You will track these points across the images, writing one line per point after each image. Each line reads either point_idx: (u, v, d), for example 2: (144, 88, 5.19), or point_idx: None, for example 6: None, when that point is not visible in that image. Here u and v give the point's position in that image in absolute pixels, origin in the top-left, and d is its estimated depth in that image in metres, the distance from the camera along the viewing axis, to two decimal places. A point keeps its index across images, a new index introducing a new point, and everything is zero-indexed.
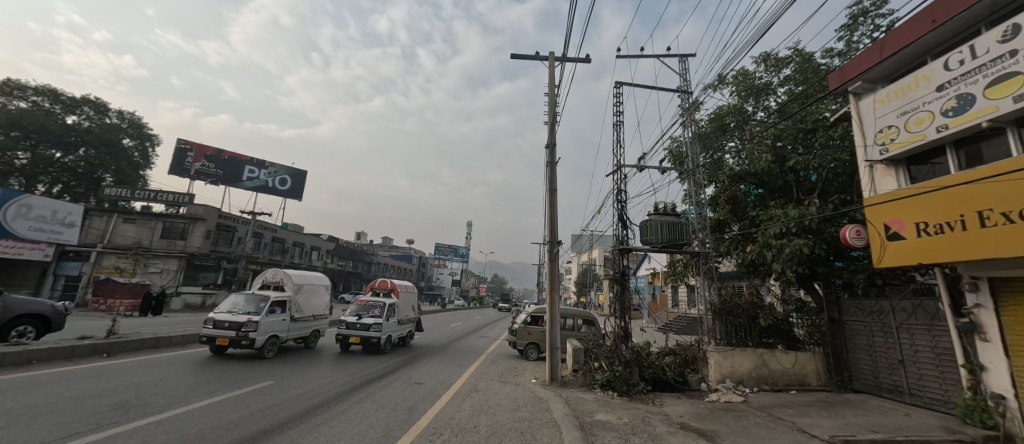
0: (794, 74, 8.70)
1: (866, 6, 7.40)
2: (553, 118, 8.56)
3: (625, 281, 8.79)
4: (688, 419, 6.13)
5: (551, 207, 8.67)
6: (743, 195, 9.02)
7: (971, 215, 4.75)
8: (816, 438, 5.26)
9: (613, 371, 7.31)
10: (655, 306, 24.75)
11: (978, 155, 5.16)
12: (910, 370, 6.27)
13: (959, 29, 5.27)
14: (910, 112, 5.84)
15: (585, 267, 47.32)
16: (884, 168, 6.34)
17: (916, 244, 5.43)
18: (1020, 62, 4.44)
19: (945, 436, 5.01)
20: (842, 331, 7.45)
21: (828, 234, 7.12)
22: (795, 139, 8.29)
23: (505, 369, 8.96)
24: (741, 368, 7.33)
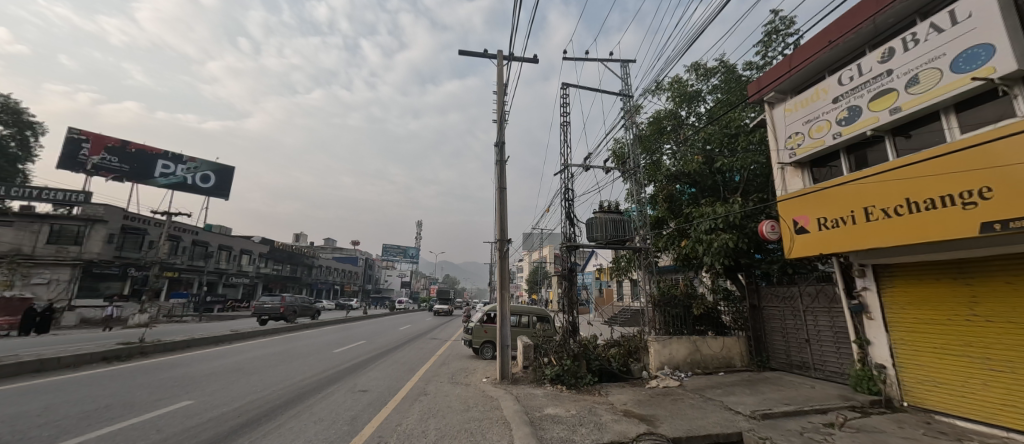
0: (721, 83, 9.52)
1: (777, 26, 8.29)
2: (502, 117, 8.58)
3: (573, 277, 9.04)
4: (632, 406, 6.46)
5: (501, 206, 8.69)
6: (678, 194, 9.72)
7: (860, 211, 5.51)
8: (740, 414, 5.80)
9: (562, 365, 7.50)
10: (602, 300, 25.92)
11: (864, 159, 5.99)
12: (814, 348, 7.13)
13: (848, 50, 6.09)
14: (813, 120, 6.63)
15: (537, 264, 48.29)
16: (792, 171, 7.15)
17: (818, 237, 6.18)
18: (895, 80, 5.28)
19: (842, 403, 5.76)
20: (761, 316, 8.28)
21: (749, 229, 7.91)
22: (722, 143, 9.09)
23: (456, 370, 8.83)
24: (677, 354, 7.88)
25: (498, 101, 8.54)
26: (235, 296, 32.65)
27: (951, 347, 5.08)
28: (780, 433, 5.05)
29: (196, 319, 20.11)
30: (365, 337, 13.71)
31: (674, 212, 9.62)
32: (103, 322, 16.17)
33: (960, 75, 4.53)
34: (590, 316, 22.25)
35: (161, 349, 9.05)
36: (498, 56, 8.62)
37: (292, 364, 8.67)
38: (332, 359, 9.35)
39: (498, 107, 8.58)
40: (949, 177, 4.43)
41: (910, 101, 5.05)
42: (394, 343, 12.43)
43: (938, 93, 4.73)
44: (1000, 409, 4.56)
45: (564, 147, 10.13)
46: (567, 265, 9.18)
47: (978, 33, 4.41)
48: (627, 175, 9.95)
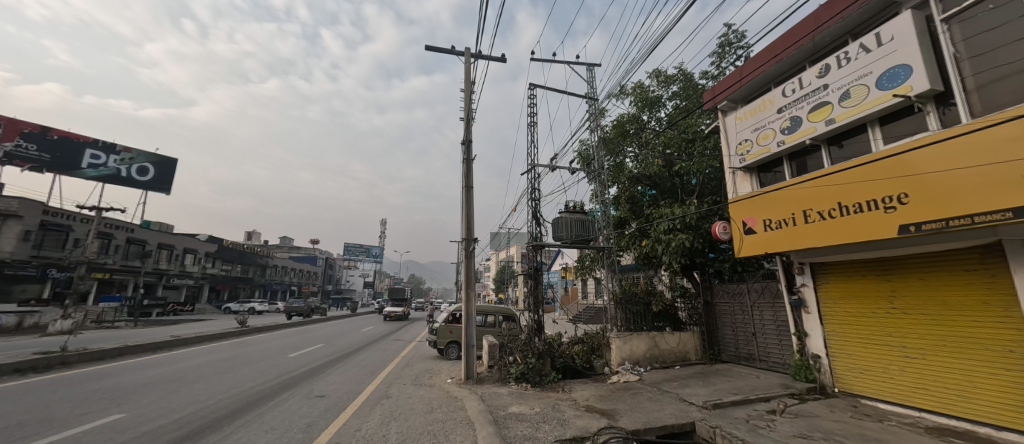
0: (680, 90, 9.98)
1: (730, 39, 8.80)
2: (469, 115, 8.51)
3: (539, 276, 9.16)
4: (594, 401, 6.63)
5: (467, 205, 8.62)
6: (640, 195, 10.08)
7: (799, 213, 5.97)
8: (693, 405, 6.12)
9: (527, 364, 7.57)
10: (567, 298, 26.50)
11: (803, 166, 6.50)
12: (760, 341, 7.65)
13: (791, 64, 6.59)
14: (760, 129, 7.11)
15: (504, 264, 48.40)
16: (742, 175, 7.62)
17: (763, 238, 6.64)
18: (830, 94, 5.78)
19: (783, 391, 6.23)
20: (714, 311, 8.78)
21: (704, 229, 8.35)
22: (680, 148, 9.53)
23: (419, 371, 8.66)
24: (637, 350, 8.18)
25: (465, 99, 8.46)
26: (178, 299, 30.17)
27: (875, 337, 5.62)
28: (730, 422, 5.37)
29: (130, 324, 18.30)
30: (323, 340, 13.11)
31: (636, 212, 10.00)
32: (16, 331, 14.32)
33: (884, 91, 5.03)
34: (556, 315, 22.58)
35: (86, 358, 8.15)
36: (466, 54, 8.54)
37: (241, 370, 8.13)
38: (287, 364, 8.88)
39: (466, 105, 8.51)
40: (876, 183, 4.89)
41: (842, 114, 5.55)
42: (355, 346, 11.99)
43: (866, 107, 5.23)
44: (913, 392, 5.14)
45: (531, 147, 10.22)
46: (533, 264, 9.27)
47: (897, 55, 4.92)
48: (592, 175, 10.19)
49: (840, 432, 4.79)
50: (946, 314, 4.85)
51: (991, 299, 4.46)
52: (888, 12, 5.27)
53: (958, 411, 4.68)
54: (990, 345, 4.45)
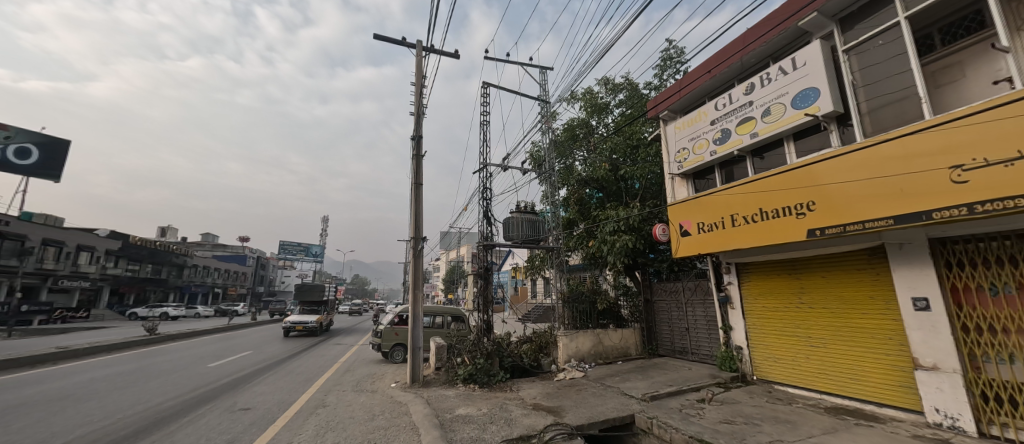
0: (626, 99, 10.51)
1: (671, 53, 9.42)
2: (420, 109, 8.26)
3: (489, 276, 9.13)
4: (541, 399, 6.72)
5: (416, 202, 8.35)
6: (588, 197, 10.44)
7: (727, 217, 6.52)
8: (633, 398, 6.43)
9: (475, 364, 7.49)
10: (517, 298, 26.67)
11: (731, 174, 7.11)
12: (692, 335, 8.25)
13: (723, 81, 7.17)
14: (696, 139, 7.65)
15: (455, 264, 47.92)
16: (680, 181, 8.15)
17: (697, 240, 7.15)
18: (755, 110, 6.39)
19: (711, 381, 6.77)
20: (653, 309, 9.31)
21: (646, 231, 8.82)
22: (626, 153, 10.01)
23: (361, 376, 8.21)
24: (583, 347, 8.45)
25: (415, 93, 8.21)
26: (70, 305, 25.93)
27: (787, 329, 6.27)
28: (665, 412, 5.70)
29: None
30: (253, 347, 12.00)
31: (584, 214, 10.35)
32: None
33: (798, 110, 5.67)
34: (506, 314, 22.75)
35: None
36: (418, 46, 8.29)
37: (149, 384, 7.16)
38: (206, 374, 7.99)
39: (416, 99, 8.25)
40: (791, 191, 5.46)
41: (764, 128, 6.15)
42: (289, 353, 11.11)
43: (783, 124, 5.86)
44: (816, 377, 5.82)
45: (483, 145, 10.15)
46: (483, 263, 9.22)
47: (809, 79, 5.57)
48: (543, 177, 10.38)
49: (758, 416, 5.28)
50: (842, 308, 5.55)
51: (876, 293, 5.17)
52: (802, 41, 5.95)
53: (850, 392, 5.38)
54: (875, 334, 5.15)
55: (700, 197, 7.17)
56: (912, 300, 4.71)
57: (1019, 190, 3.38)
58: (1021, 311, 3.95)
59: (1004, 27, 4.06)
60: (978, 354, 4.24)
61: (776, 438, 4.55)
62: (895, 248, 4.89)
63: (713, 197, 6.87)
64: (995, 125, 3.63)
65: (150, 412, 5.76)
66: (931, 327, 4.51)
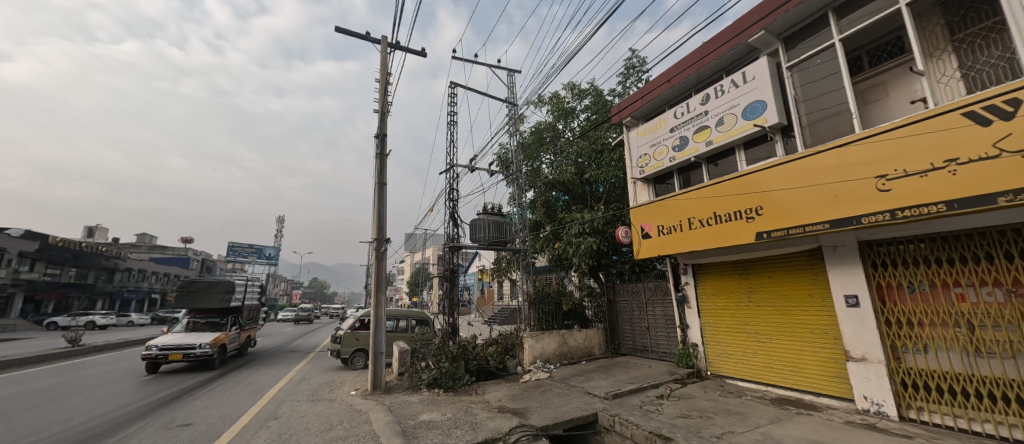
0: (591, 104, 10.77)
1: (633, 62, 9.77)
2: (384, 106, 8.01)
3: (455, 278, 9.00)
4: (506, 401, 6.70)
5: (379, 202, 8.07)
6: (554, 200, 10.62)
7: (684, 220, 6.84)
8: (597, 396, 6.56)
9: (439, 368, 7.35)
10: (484, 300, 26.52)
11: (688, 180, 7.47)
12: (652, 334, 8.56)
13: (681, 90, 7.51)
14: (656, 144, 7.95)
15: (420, 266, 46.93)
16: (642, 185, 8.44)
17: (657, 242, 7.42)
18: (710, 119, 6.75)
19: (669, 377, 7.05)
20: (616, 309, 9.56)
21: (609, 233, 9.07)
22: (591, 157, 10.25)
23: (317, 385, 7.81)
24: (548, 348, 8.55)
25: (380, 89, 7.95)
26: None
27: (738, 326, 6.66)
28: (627, 409, 5.86)
29: None
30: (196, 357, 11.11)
31: (550, 216, 10.50)
32: None
33: (748, 121, 6.06)
34: (472, 317, 22.65)
35: None
36: (383, 42, 8.06)
37: (70, 401, 6.42)
38: (139, 389, 7.26)
39: (380, 96, 7.99)
40: (741, 196, 5.82)
41: (719, 137, 6.52)
42: (238, 363, 10.38)
43: (735, 133, 6.24)
44: (763, 370, 6.22)
45: (450, 146, 10.01)
46: (449, 266, 9.09)
47: (757, 92, 5.98)
48: (510, 179, 10.38)
49: (711, 409, 5.56)
50: (785, 305, 5.97)
51: (814, 291, 5.61)
52: (751, 57, 6.38)
53: (792, 384, 5.80)
54: (814, 329, 5.58)
55: (660, 200, 7.45)
56: (844, 297, 5.16)
57: (932, 198, 3.80)
58: (933, 306, 4.45)
59: (920, 53, 4.54)
60: (899, 345, 4.72)
61: (728, 429, 4.80)
62: (830, 250, 5.34)
63: (672, 200, 7.17)
64: (912, 139, 4.07)
65: (71, 433, 5.16)
66: (860, 321, 4.95)
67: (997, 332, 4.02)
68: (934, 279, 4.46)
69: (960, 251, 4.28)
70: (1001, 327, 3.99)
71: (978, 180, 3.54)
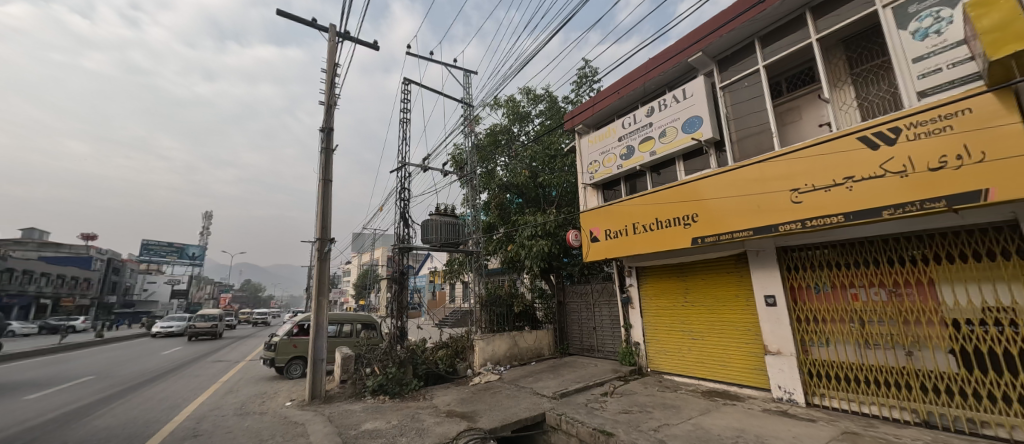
0: (545, 110, 11.01)
1: (586, 72, 10.16)
2: (330, 98, 7.57)
3: (404, 280, 8.72)
4: (454, 406, 6.60)
5: (322, 199, 7.60)
6: (508, 202, 10.73)
7: (630, 225, 7.20)
8: (545, 396, 6.68)
9: (386, 374, 7.09)
10: (435, 303, 25.93)
11: (632, 187, 7.89)
12: (598, 333, 8.91)
13: (628, 102, 7.94)
14: (605, 152, 8.30)
15: (368, 268, 44.75)
16: (592, 190, 8.76)
17: (604, 245, 7.74)
18: (654, 131, 7.18)
19: (613, 375, 7.38)
20: (565, 310, 9.81)
21: (560, 236, 9.31)
22: (545, 162, 10.50)
23: (246, 397, 7.16)
24: (498, 350, 8.59)
25: (327, 80, 7.51)
26: None
27: (675, 325, 7.11)
28: (573, 407, 6.03)
29: None
30: (97, 370, 9.71)
31: (504, 218, 10.57)
32: None
33: (687, 135, 6.54)
34: (421, 320, 22.07)
35: None
36: (331, 31, 7.62)
37: None
38: (19, 411, 6.24)
39: (327, 88, 7.55)
40: (680, 203, 6.25)
41: (661, 148, 6.95)
42: (148, 375, 9.20)
43: (675, 146, 6.71)
44: (696, 365, 6.71)
45: (402, 143, 9.68)
46: (399, 267, 8.79)
47: (694, 109, 6.48)
48: (464, 180, 10.26)
49: (650, 404, 5.89)
50: (716, 304, 6.48)
51: (740, 292, 6.15)
52: (689, 76, 6.90)
53: (720, 377, 6.32)
54: (739, 326, 6.11)
55: (609, 204, 7.76)
56: (764, 297, 5.72)
57: (834, 210, 4.36)
58: (835, 304, 5.08)
59: (827, 82, 5.19)
60: (807, 340, 5.33)
61: (664, 422, 5.11)
62: (752, 255, 5.89)
63: (620, 205, 7.51)
64: (818, 159, 4.64)
65: None
66: (776, 319, 5.52)
67: (882, 326, 4.68)
68: (834, 280, 5.10)
69: (855, 256, 4.95)
70: (885, 322, 4.65)
71: (868, 197, 4.13)
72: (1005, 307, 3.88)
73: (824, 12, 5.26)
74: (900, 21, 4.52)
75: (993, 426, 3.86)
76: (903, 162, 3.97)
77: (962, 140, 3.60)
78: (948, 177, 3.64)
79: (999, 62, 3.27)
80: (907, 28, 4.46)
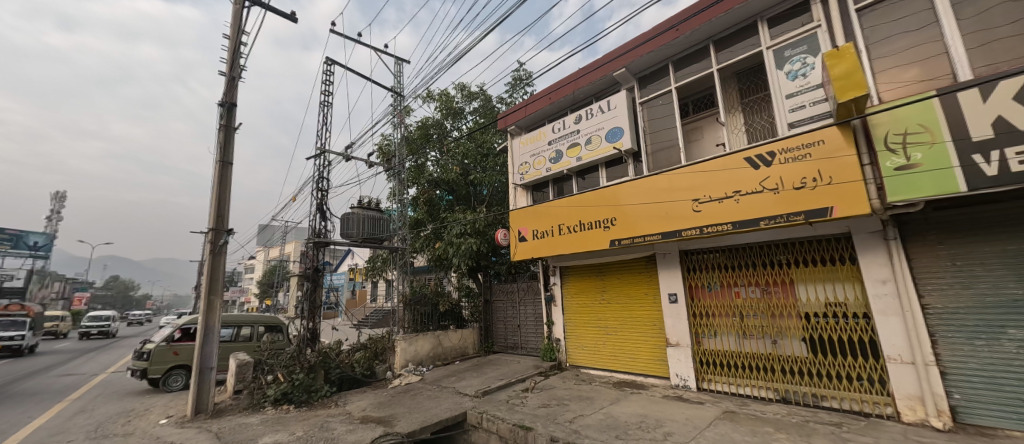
0: (479, 108, 10.97)
1: (520, 75, 10.36)
2: (234, 70, 6.65)
3: (319, 278, 7.98)
4: (370, 411, 6.22)
5: (219, 184, 6.62)
6: (437, 199, 10.45)
7: (555, 226, 7.47)
8: (467, 395, 6.63)
9: (292, 381, 6.43)
10: (355, 302, 24.28)
11: (560, 190, 8.23)
12: (522, 331, 9.12)
13: (558, 109, 8.29)
14: (535, 154, 8.52)
15: (278, 264, 40.30)
16: (521, 191, 8.92)
17: (531, 245, 7.93)
18: (581, 137, 7.56)
19: (535, 371, 7.60)
20: (491, 309, 9.87)
21: (489, 235, 9.34)
22: (477, 160, 10.48)
23: (104, 417, 5.94)
24: (420, 350, 8.33)
25: (229, 48, 6.58)
26: None
27: (593, 321, 7.56)
28: (494, 405, 6.07)
29: None
30: None
31: (432, 215, 10.28)
32: None
33: (609, 144, 7.01)
34: (338, 321, 20.48)
35: None
36: None
37: None
38: None
39: (230, 57, 6.61)
40: (601, 207, 6.66)
41: (587, 155, 7.37)
42: None
43: (598, 153, 7.16)
44: (610, 358, 7.20)
45: (322, 128, 8.88)
46: (313, 263, 8.02)
47: (616, 120, 6.97)
48: (392, 173, 9.73)
49: (567, 397, 6.18)
50: (629, 302, 7.03)
51: (648, 290, 6.75)
52: (613, 89, 7.41)
53: (629, 368, 6.87)
54: (647, 322, 6.71)
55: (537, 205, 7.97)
56: (668, 295, 6.33)
57: (725, 219, 5.00)
58: (722, 301, 5.83)
59: (723, 106, 5.92)
60: (700, 332, 6.03)
61: (579, 413, 5.40)
62: (660, 257, 6.49)
63: (547, 206, 7.75)
64: (714, 174, 5.28)
65: None
66: (677, 314, 6.16)
67: (756, 319, 5.50)
68: (722, 280, 5.86)
69: (739, 259, 5.73)
70: (759, 316, 5.47)
71: (750, 209, 4.81)
72: (841, 302, 4.79)
73: (722, 46, 6.03)
74: (778, 62, 5.35)
75: (829, 399, 4.76)
76: (776, 180, 4.69)
77: (817, 167, 4.38)
78: (807, 195, 4.39)
79: (843, 104, 4.03)
80: (783, 69, 5.30)
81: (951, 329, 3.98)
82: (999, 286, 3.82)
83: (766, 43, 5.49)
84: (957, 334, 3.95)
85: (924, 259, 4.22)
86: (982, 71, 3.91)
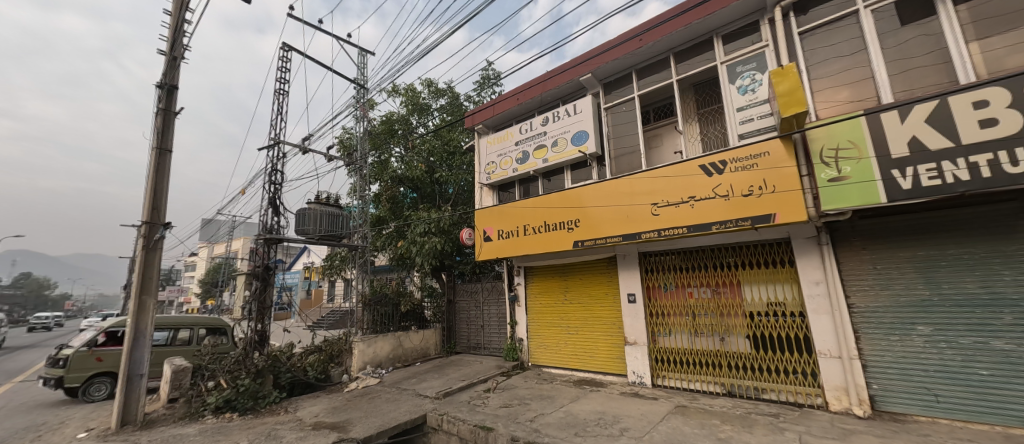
0: (446, 105, 10.80)
1: (489, 74, 10.32)
2: (176, 50, 6.11)
3: (269, 276, 7.50)
4: (323, 416, 5.93)
5: (155, 173, 6.05)
6: (400, 197, 10.17)
7: (520, 226, 7.50)
8: (428, 397, 6.50)
9: (236, 387, 5.99)
10: (310, 303, 23.04)
11: (525, 191, 8.28)
12: (486, 331, 9.08)
13: (525, 110, 8.33)
14: (502, 154, 8.51)
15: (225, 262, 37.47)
16: (488, 191, 8.88)
17: (496, 245, 7.90)
18: (547, 139, 7.64)
19: (497, 371, 7.59)
20: (454, 309, 9.76)
21: (454, 235, 9.22)
22: (443, 158, 10.32)
23: (7, 434, 5.22)
24: (380, 352, 8.07)
25: (170, 25, 6.04)
26: None
27: (555, 321, 7.66)
28: (455, 406, 6.00)
29: None
30: None
31: (396, 213, 9.99)
32: None
33: (574, 147, 7.14)
34: (290, 323, 19.35)
35: None
36: None
37: None
38: None
39: (171, 36, 6.07)
40: (565, 209, 6.77)
41: (553, 157, 7.46)
42: None
43: (564, 156, 7.27)
44: (571, 357, 7.33)
45: (276, 118, 8.36)
46: (263, 261, 7.53)
47: (582, 124, 7.11)
48: (353, 168, 9.35)
49: (528, 396, 6.22)
50: (590, 302, 7.19)
51: (609, 290, 6.94)
52: (579, 94, 7.56)
53: (589, 367, 7.03)
54: (607, 321, 6.90)
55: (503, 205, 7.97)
56: (627, 295, 6.55)
57: (681, 223, 5.25)
58: (677, 301, 6.11)
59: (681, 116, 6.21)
60: (656, 331, 6.27)
61: (539, 412, 5.45)
62: (620, 258, 6.70)
63: (512, 206, 7.77)
64: (672, 179, 5.52)
65: None
66: (635, 314, 6.39)
67: (706, 317, 5.81)
68: (677, 281, 6.14)
69: (692, 261, 6.03)
70: (709, 315, 5.77)
71: (703, 214, 5.08)
72: (780, 301, 5.18)
73: (682, 58, 6.33)
74: (731, 77, 5.69)
75: (769, 391, 5.13)
76: (727, 188, 4.98)
77: (763, 176, 4.70)
78: (753, 202, 4.70)
79: (786, 119, 4.35)
80: (735, 83, 5.64)
81: (871, 326, 4.43)
82: (910, 287, 4.29)
83: (721, 58, 5.81)
84: (876, 330, 4.39)
85: (851, 263, 4.65)
86: (900, 95, 4.37)
